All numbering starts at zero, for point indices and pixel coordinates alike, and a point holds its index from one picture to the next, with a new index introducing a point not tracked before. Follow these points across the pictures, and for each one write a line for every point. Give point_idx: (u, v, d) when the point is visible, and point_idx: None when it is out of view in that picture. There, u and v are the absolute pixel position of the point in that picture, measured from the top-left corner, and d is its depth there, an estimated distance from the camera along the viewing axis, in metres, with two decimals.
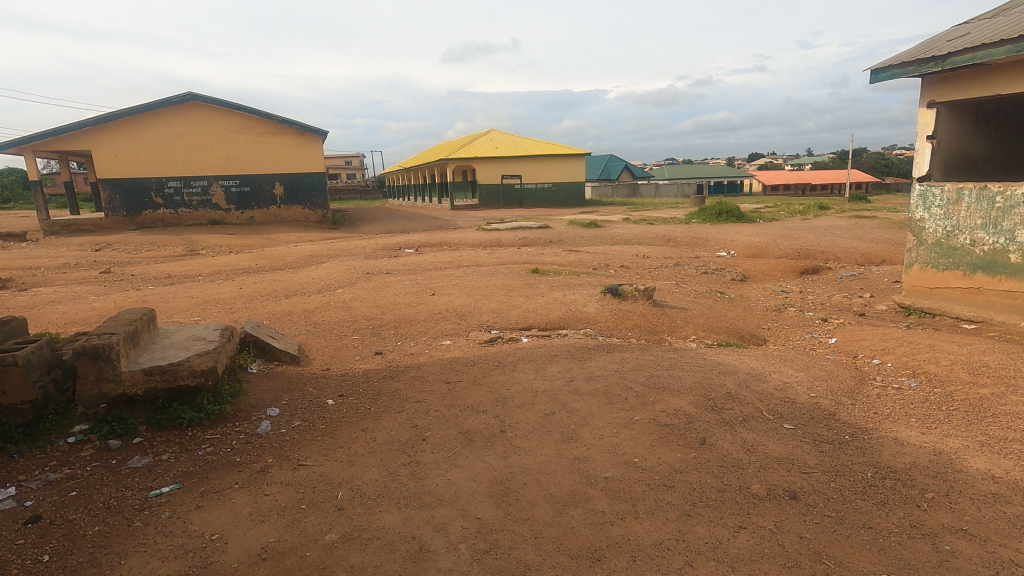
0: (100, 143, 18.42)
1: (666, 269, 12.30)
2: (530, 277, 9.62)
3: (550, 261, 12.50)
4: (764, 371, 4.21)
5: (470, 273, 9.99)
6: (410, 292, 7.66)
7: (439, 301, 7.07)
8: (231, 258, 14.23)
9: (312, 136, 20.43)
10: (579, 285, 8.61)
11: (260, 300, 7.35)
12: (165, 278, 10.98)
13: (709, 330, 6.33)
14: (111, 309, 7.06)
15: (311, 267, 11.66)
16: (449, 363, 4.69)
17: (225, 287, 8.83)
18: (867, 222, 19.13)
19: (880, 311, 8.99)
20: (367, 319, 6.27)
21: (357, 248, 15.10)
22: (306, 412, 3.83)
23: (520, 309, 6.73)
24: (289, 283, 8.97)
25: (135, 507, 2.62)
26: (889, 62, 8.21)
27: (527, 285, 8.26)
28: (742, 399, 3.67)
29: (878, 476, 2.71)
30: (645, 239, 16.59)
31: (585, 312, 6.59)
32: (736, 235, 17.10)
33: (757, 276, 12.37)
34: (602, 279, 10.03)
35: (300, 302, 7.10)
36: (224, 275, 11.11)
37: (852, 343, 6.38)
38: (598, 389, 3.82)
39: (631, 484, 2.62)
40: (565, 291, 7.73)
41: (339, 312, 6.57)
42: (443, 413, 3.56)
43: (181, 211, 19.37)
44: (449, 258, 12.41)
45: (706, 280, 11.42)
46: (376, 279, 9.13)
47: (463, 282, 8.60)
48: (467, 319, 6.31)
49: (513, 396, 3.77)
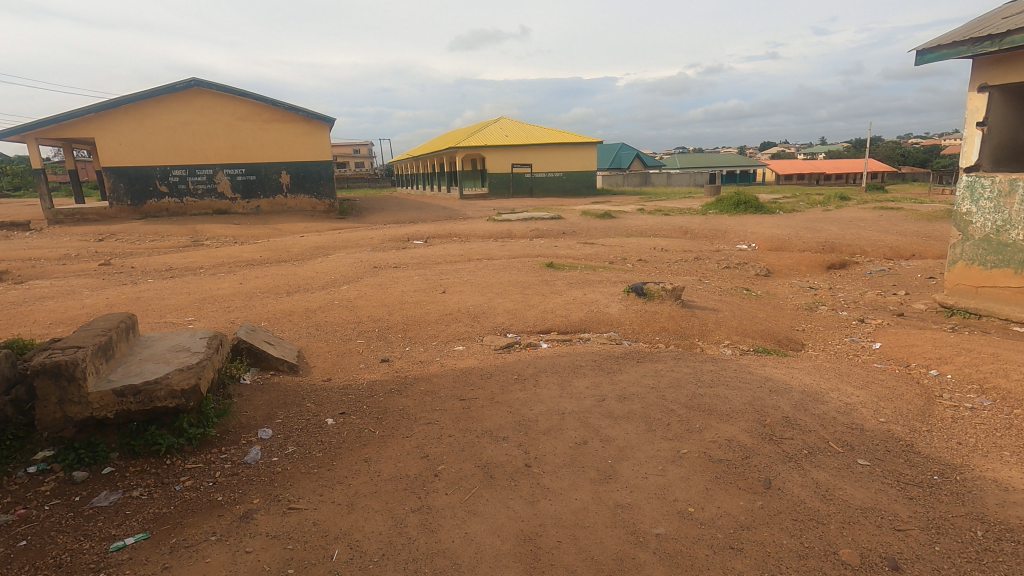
0: (103, 131, 18.04)
1: (686, 263, 11.77)
2: (544, 271, 9.13)
3: (565, 254, 11.98)
4: (820, 389, 3.71)
5: (482, 267, 9.50)
6: (418, 289, 7.19)
7: (450, 300, 6.59)
8: (235, 250, 13.82)
9: (319, 123, 19.95)
10: (599, 282, 8.10)
11: (261, 298, 6.91)
12: (166, 270, 10.62)
13: (743, 335, 5.83)
14: (103, 306, 6.65)
15: (316, 260, 11.25)
16: (462, 374, 4.21)
17: (226, 282, 8.41)
18: (893, 214, 18.37)
19: (920, 311, 8.41)
20: (373, 320, 5.81)
21: (365, 239, 14.67)
22: (302, 434, 3.37)
23: (538, 309, 6.25)
24: (293, 279, 8.54)
25: (90, 567, 2.18)
26: (938, 42, 7.60)
27: (543, 282, 7.76)
28: (804, 425, 3.17)
29: (992, 536, 2.22)
30: (662, 231, 15.99)
31: (608, 314, 6.09)
32: (756, 228, 16.45)
33: (783, 271, 11.78)
34: (621, 275, 9.51)
35: (302, 301, 6.66)
36: (227, 268, 10.73)
37: (900, 349, 5.85)
38: (634, 411, 3.33)
39: (690, 545, 2.15)
40: (584, 289, 7.21)
41: (343, 312, 6.12)
42: (458, 441, 3.09)
43: (186, 200, 18.98)
44: (459, 251, 11.92)
45: (730, 276, 10.85)
46: (382, 274, 8.66)
47: (475, 277, 8.14)
48: (481, 320, 5.84)
49: (538, 419, 3.30)
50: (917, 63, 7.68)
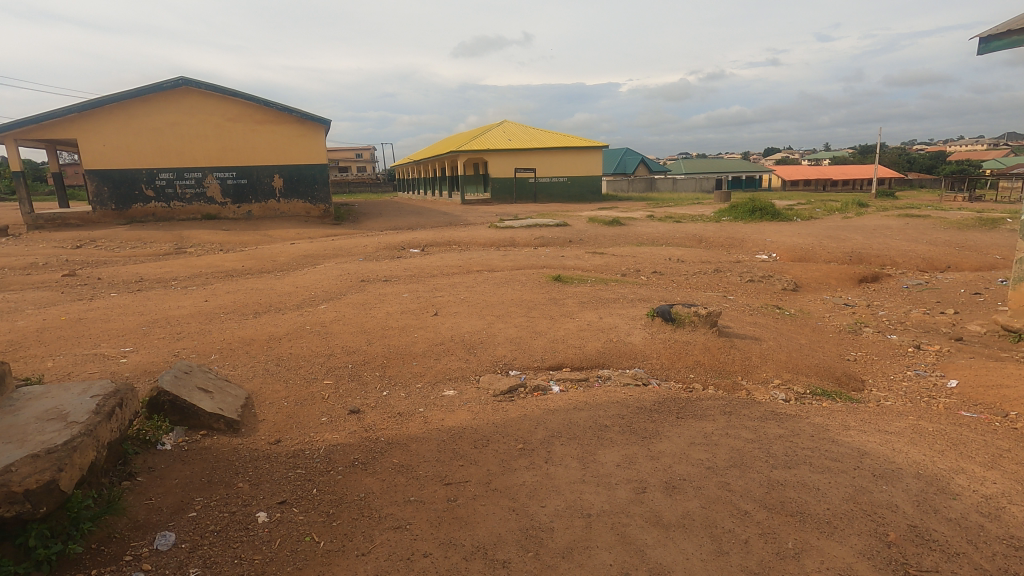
0: (86, 132, 17.10)
1: (705, 276, 10.78)
2: (552, 287, 8.16)
3: (572, 265, 11.00)
4: (942, 473, 2.68)
5: (482, 282, 8.53)
6: (406, 310, 6.19)
7: (443, 325, 5.58)
8: (218, 258, 12.89)
9: (314, 126, 19.04)
10: (614, 300, 7.11)
11: (222, 321, 5.91)
12: (136, 282, 9.68)
13: (796, 373, 4.82)
14: (36, 329, 5.67)
15: (302, 271, 10.28)
16: (450, 440, 3.19)
17: (191, 299, 7.41)
18: (919, 221, 17.33)
19: (979, 335, 7.39)
20: (346, 352, 4.80)
21: (358, 247, 13.72)
22: (215, 545, 2.35)
23: (547, 337, 5.23)
24: (266, 295, 7.55)
25: None
26: (1004, 28, 6.64)
27: (551, 301, 6.77)
28: (946, 545, 2.15)
29: None
30: (675, 240, 14.98)
31: (630, 345, 5.08)
32: (776, 236, 15.44)
33: (811, 285, 10.77)
34: (636, 290, 8.52)
35: (268, 325, 5.66)
36: (203, 280, 9.77)
37: (986, 389, 4.83)
38: (692, 515, 2.31)
39: None
40: (599, 311, 6.21)
41: (314, 340, 5.13)
42: (436, 568, 2.09)
43: (173, 204, 18.05)
44: (458, 261, 10.94)
45: (755, 291, 9.85)
46: (368, 291, 7.65)
47: (473, 295, 7.14)
48: (477, 353, 4.83)
49: (553, 527, 2.28)
50: (979, 52, 6.72)
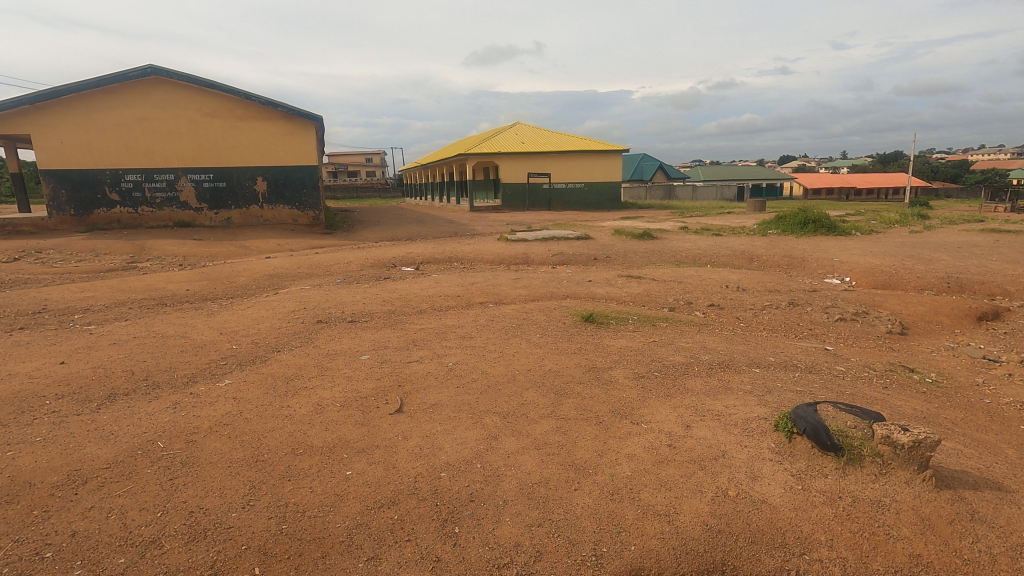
0: (41, 127, 14.78)
1: (779, 310, 8.21)
2: (588, 339, 5.63)
3: (604, 294, 8.49)
4: None
5: (488, 326, 6.03)
6: (356, 398, 3.69)
7: (408, 445, 3.04)
8: (166, 278, 10.48)
9: (302, 123, 16.73)
10: (689, 372, 4.51)
11: (32, 423, 3.39)
12: (28, 317, 7.22)
13: None
14: None
15: (254, 300, 7.83)
16: None
17: (49, 356, 4.92)
18: (1006, 238, 14.55)
19: None
20: (191, 538, 2.28)
21: (339, 264, 11.27)
22: None
23: (602, 485, 2.70)
24: (164, 351, 5.03)
25: None
26: None
27: (590, 377, 4.19)
28: None
29: None
30: (722, 258, 12.38)
31: (773, 515, 2.53)
32: (843, 254, 12.82)
33: (921, 327, 8.10)
34: (705, 343, 5.93)
35: (96, 438, 3.14)
36: (117, 313, 7.32)
37: None
38: None
39: None
40: (679, 405, 3.64)
41: (153, 489, 2.62)
42: None
43: (141, 210, 15.65)
44: (456, 288, 8.44)
45: (856, 337, 7.24)
46: (315, 346, 5.12)
47: (473, 359, 4.60)
48: (464, 539, 2.32)
49: None
50: None
